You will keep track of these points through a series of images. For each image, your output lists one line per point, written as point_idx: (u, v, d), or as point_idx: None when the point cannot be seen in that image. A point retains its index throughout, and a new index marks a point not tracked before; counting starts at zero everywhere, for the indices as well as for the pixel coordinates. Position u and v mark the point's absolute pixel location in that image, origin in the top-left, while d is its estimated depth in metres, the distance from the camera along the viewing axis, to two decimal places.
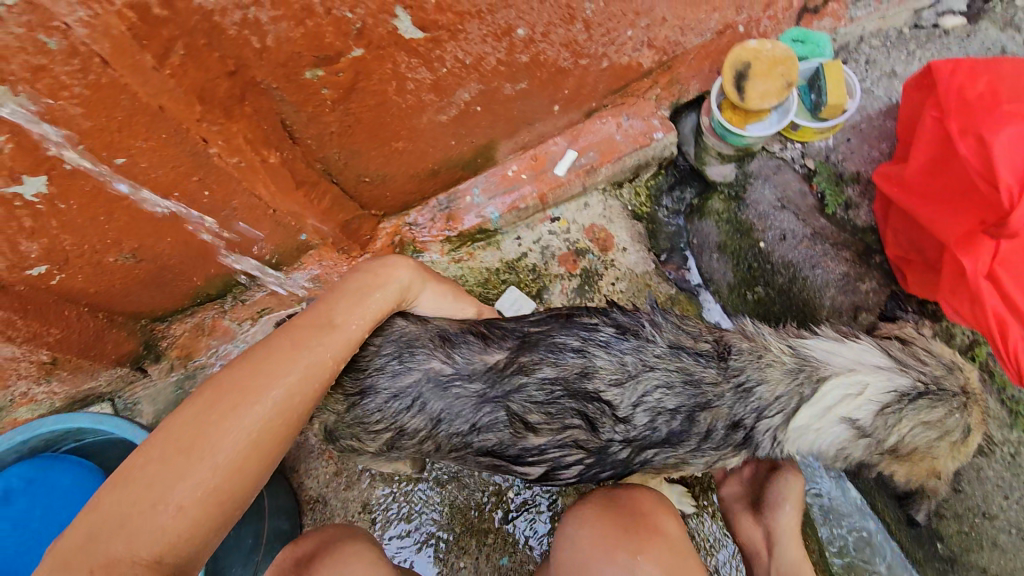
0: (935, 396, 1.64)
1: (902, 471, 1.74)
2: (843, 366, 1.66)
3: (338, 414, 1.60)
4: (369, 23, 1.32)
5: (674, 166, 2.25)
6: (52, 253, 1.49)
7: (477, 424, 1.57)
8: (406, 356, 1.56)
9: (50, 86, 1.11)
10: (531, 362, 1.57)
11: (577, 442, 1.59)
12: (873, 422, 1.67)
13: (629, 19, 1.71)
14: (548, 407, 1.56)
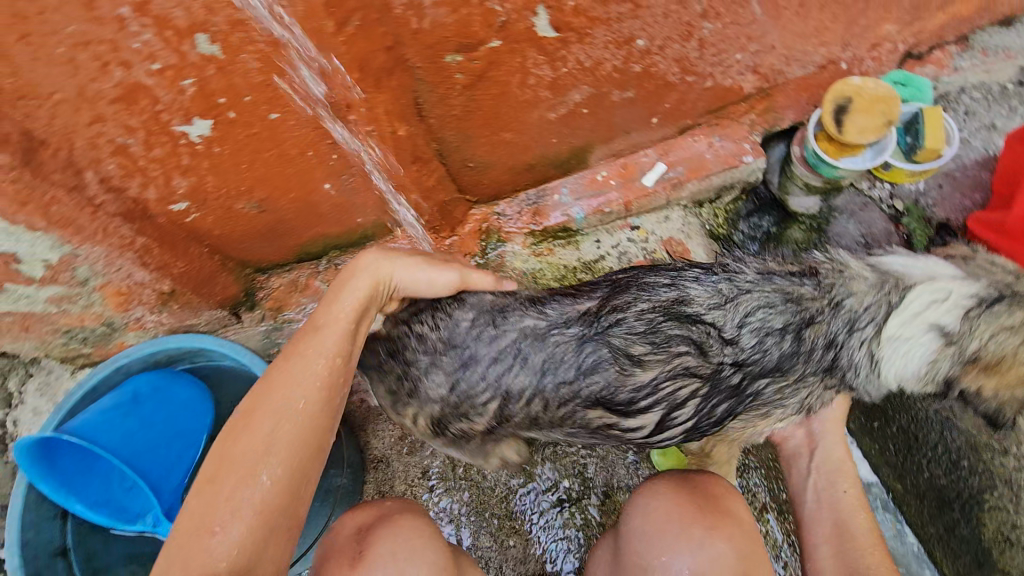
0: (1014, 300, 1.50)
1: (990, 386, 1.55)
2: (921, 274, 1.61)
3: (443, 393, 1.73)
4: (512, 18, 1.46)
5: (755, 192, 2.31)
6: (196, 193, 1.67)
7: (584, 370, 1.67)
8: (499, 319, 1.71)
9: (242, 40, 1.28)
10: (630, 300, 1.72)
11: (687, 369, 1.70)
12: (961, 323, 1.55)
13: (741, 43, 1.79)
14: (657, 344, 1.68)
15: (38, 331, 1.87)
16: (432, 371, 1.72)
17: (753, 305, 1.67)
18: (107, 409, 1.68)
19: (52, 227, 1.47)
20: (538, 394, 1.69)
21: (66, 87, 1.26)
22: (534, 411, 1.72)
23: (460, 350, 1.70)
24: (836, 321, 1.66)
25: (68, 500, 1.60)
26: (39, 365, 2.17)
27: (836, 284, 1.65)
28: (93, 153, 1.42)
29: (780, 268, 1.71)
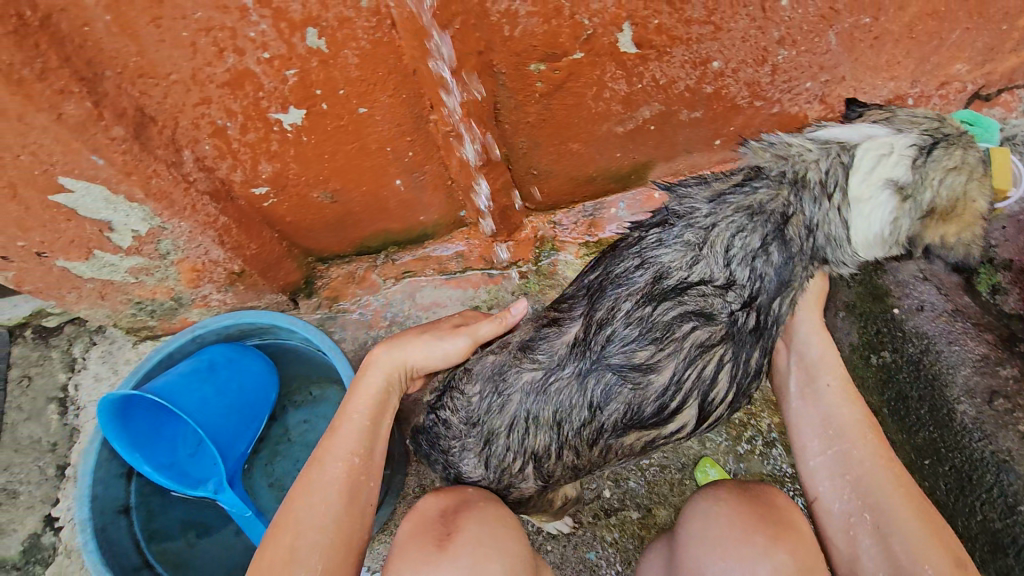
0: (948, 141, 1.54)
1: (954, 230, 1.61)
2: (859, 137, 1.57)
3: (486, 469, 1.78)
4: (598, 32, 1.52)
5: None
6: (277, 179, 1.75)
7: (602, 397, 1.62)
8: (501, 382, 1.73)
9: (347, 36, 1.36)
10: (606, 304, 1.66)
11: (700, 347, 1.62)
12: (919, 169, 1.54)
13: (812, 72, 1.81)
14: (661, 333, 1.60)
15: (112, 300, 1.96)
16: (473, 450, 1.77)
17: (734, 259, 1.58)
18: (184, 375, 1.77)
19: (148, 200, 1.56)
20: (562, 432, 1.68)
21: (182, 68, 1.35)
22: (562, 450, 1.70)
23: (478, 425, 1.75)
24: (825, 203, 1.60)
25: (137, 459, 1.68)
26: (104, 334, 2.29)
27: (796, 185, 1.58)
28: (194, 133, 1.51)
29: (733, 203, 1.61)
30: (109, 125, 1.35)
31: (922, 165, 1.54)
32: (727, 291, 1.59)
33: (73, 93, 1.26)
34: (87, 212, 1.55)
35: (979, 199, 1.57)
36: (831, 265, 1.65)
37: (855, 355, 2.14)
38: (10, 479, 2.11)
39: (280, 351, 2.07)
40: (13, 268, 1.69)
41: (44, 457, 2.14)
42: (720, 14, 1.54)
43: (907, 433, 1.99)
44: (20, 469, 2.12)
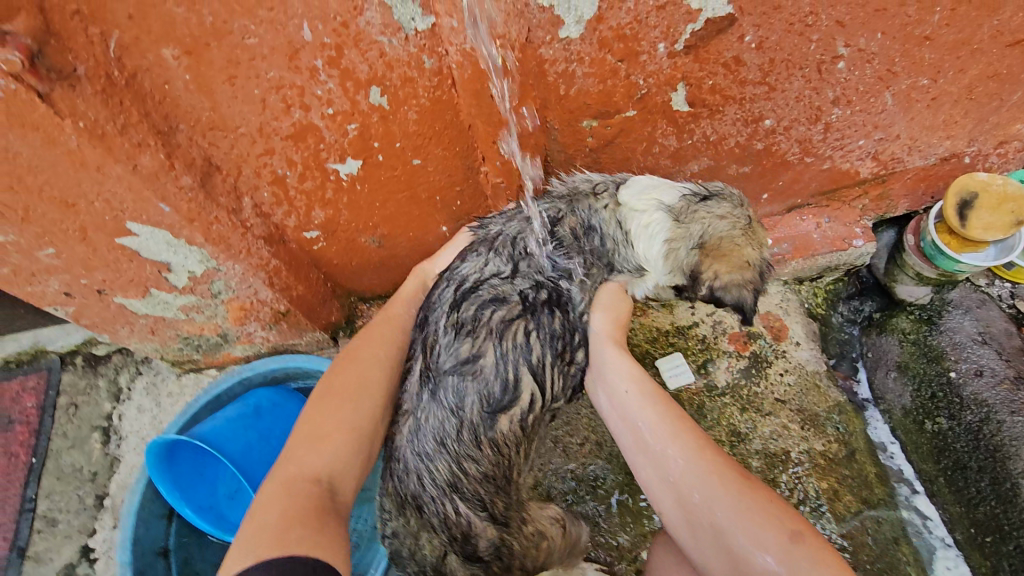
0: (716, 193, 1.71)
1: (724, 270, 1.69)
2: (638, 185, 1.75)
3: (433, 532, 1.55)
4: (652, 91, 1.54)
5: (858, 276, 2.31)
6: (329, 224, 1.79)
7: (453, 410, 1.54)
8: (393, 445, 1.59)
9: (408, 93, 1.40)
10: (431, 334, 1.63)
11: (522, 312, 1.62)
12: (694, 205, 1.69)
13: (866, 130, 1.79)
14: (467, 329, 1.58)
15: (162, 335, 2.01)
16: (413, 512, 1.56)
17: (519, 243, 1.68)
18: (230, 419, 1.81)
19: (207, 243, 1.60)
20: (451, 449, 1.55)
21: (250, 122, 1.41)
22: (460, 467, 1.55)
23: (406, 500, 1.57)
24: (632, 226, 1.75)
25: (181, 502, 1.70)
26: (150, 364, 2.34)
27: (579, 202, 1.74)
28: (255, 180, 1.56)
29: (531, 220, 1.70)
30: (178, 174, 1.40)
31: (709, 207, 1.67)
32: (524, 274, 1.65)
33: (150, 145, 1.32)
34: (148, 254, 1.60)
35: (749, 246, 1.66)
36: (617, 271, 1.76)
37: (908, 418, 2.05)
38: (50, 506, 2.15)
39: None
40: (74, 303, 1.75)
41: (85, 486, 2.17)
42: (775, 76, 1.55)
43: (966, 506, 1.87)
44: (60, 497, 2.16)
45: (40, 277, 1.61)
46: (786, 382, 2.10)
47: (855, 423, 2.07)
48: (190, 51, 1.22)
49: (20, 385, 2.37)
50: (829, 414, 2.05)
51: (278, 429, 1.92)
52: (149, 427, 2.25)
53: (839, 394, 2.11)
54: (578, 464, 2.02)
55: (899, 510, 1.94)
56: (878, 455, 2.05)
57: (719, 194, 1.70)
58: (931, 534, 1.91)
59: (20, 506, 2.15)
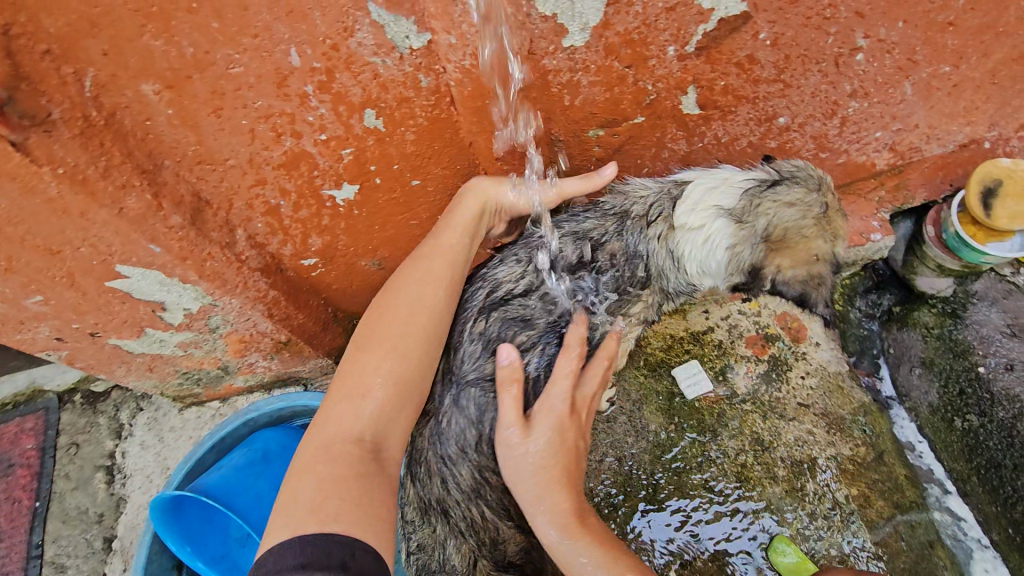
0: (788, 178, 1.64)
1: (787, 262, 1.70)
2: (700, 180, 1.74)
3: (461, 536, 1.70)
4: (662, 96, 1.46)
5: (874, 268, 2.21)
6: (327, 250, 1.71)
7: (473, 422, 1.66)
8: (421, 449, 1.75)
9: (405, 114, 1.32)
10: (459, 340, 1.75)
11: (545, 326, 1.75)
12: (756, 198, 1.66)
13: (884, 122, 1.71)
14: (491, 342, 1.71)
15: (160, 372, 1.93)
16: (441, 520, 1.72)
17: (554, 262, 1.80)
18: (237, 468, 1.74)
19: (201, 280, 1.52)
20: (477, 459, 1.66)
21: (240, 153, 1.33)
22: (486, 474, 1.66)
23: (431, 505, 1.73)
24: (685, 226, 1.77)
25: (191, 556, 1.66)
26: (150, 400, 2.27)
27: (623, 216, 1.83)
28: (247, 212, 1.48)
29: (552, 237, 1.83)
30: (167, 214, 1.32)
31: (773, 203, 1.64)
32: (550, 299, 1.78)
33: (135, 187, 1.23)
34: (141, 295, 1.52)
35: (818, 238, 1.62)
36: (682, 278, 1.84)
37: (936, 416, 2.00)
38: (57, 552, 2.09)
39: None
40: (67, 347, 1.68)
41: (91, 529, 2.11)
42: (791, 72, 1.46)
43: (1003, 506, 1.82)
44: (67, 542, 2.10)
45: (28, 325, 1.53)
46: (808, 384, 2.04)
47: (881, 423, 2.01)
48: (172, 85, 1.13)
49: (19, 427, 2.30)
50: (855, 416, 1.99)
51: (288, 472, 1.84)
52: (154, 464, 2.18)
53: (862, 394, 2.04)
54: (595, 483, 2.02)
55: (932, 512, 1.90)
56: (907, 455, 2.00)
57: (791, 179, 1.64)
58: (967, 536, 1.87)
59: (26, 553, 2.10)
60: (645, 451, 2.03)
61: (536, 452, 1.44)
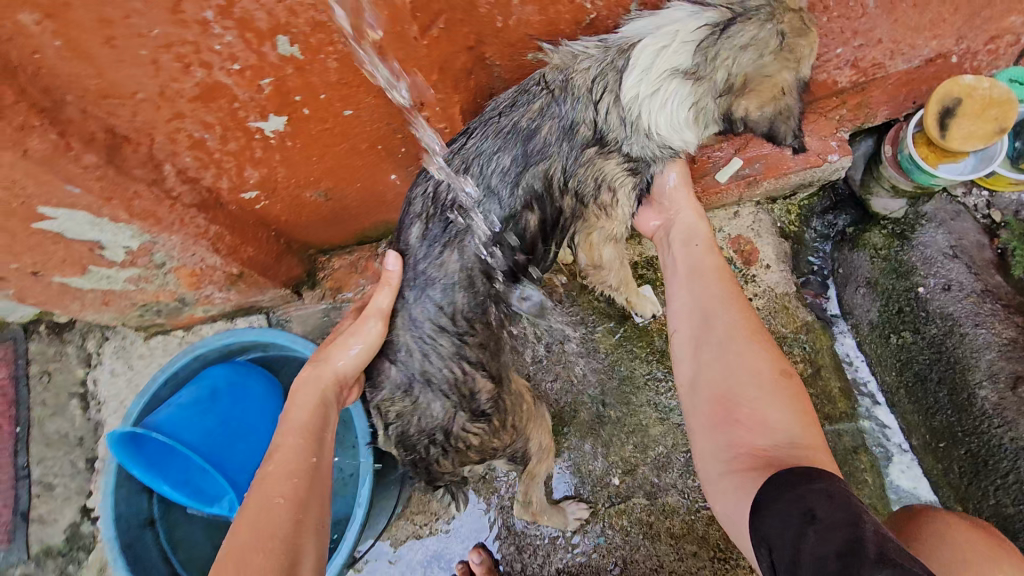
0: (743, 16, 1.42)
1: (753, 107, 1.57)
2: (648, 31, 1.48)
3: (444, 397, 1.62)
4: (602, 14, 1.43)
5: (833, 188, 2.19)
6: (265, 182, 1.67)
7: (444, 284, 1.60)
8: (411, 389, 1.63)
9: (320, 41, 1.23)
10: (417, 211, 1.62)
11: (454, 239, 1.60)
12: (714, 47, 1.47)
13: (844, 37, 1.63)
14: (442, 209, 1.59)
15: (117, 305, 1.96)
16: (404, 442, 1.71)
17: (485, 129, 1.57)
18: (186, 404, 1.62)
19: (134, 219, 1.50)
20: (453, 329, 1.61)
21: (148, 86, 1.24)
22: (464, 352, 1.63)
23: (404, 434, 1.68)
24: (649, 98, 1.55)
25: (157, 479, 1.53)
26: (117, 329, 2.31)
27: (565, 88, 1.54)
28: (171, 147, 1.42)
29: (502, 105, 1.56)
30: (79, 153, 1.27)
31: (732, 50, 1.46)
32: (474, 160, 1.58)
33: (36, 127, 1.18)
34: (74, 234, 1.50)
35: (782, 72, 1.49)
36: (643, 162, 1.69)
37: (875, 332, 2.06)
38: (44, 472, 2.20)
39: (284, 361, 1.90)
40: (11, 286, 1.68)
41: (74, 450, 2.23)
42: None
43: (924, 415, 1.94)
44: (53, 462, 2.21)
45: None
46: (755, 306, 2.11)
47: (822, 340, 2.10)
48: (52, 13, 1.04)
49: None
50: (796, 334, 2.08)
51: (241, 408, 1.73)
52: (127, 390, 2.26)
53: (806, 314, 2.12)
54: (552, 401, 2.10)
55: (859, 421, 2.03)
56: (844, 369, 2.11)
57: (743, 13, 1.43)
58: (889, 441, 2.02)
59: (15, 474, 2.22)
60: (595, 370, 2.10)
61: (684, 196, 1.76)
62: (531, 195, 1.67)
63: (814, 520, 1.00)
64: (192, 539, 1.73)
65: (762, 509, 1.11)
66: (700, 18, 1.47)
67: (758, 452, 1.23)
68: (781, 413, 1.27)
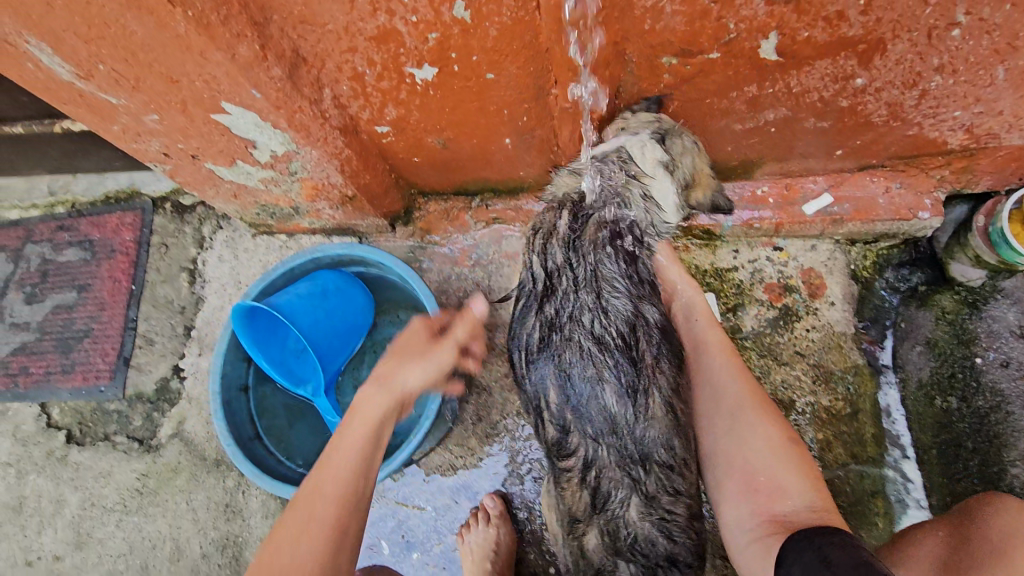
0: (665, 131, 1.82)
1: (699, 195, 2.01)
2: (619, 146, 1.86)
3: (672, 493, 1.84)
4: (742, 36, 1.46)
5: (914, 245, 2.23)
6: (399, 121, 1.87)
7: (632, 399, 1.81)
8: (627, 498, 1.82)
9: (489, 11, 1.40)
10: (597, 372, 1.83)
11: (620, 364, 1.84)
12: (667, 152, 1.83)
13: (966, 102, 1.66)
14: (626, 353, 1.85)
15: (243, 200, 2.23)
16: (630, 549, 1.85)
17: (575, 247, 1.96)
18: (302, 294, 1.83)
19: (289, 129, 1.73)
20: (654, 425, 1.82)
21: (337, 20, 1.44)
22: (694, 509, 1.87)
23: (633, 542, 1.84)
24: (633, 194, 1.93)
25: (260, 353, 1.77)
26: (229, 221, 2.61)
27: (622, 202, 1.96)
28: (335, 75, 1.63)
29: (593, 233, 1.97)
30: (270, 65, 1.49)
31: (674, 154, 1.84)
32: (601, 287, 1.93)
33: (247, 37, 1.39)
34: (238, 131, 1.75)
35: (704, 165, 1.95)
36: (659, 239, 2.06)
37: (921, 391, 2.11)
38: (149, 328, 2.54)
39: (381, 282, 2.09)
40: (170, 163, 1.95)
41: (175, 317, 2.54)
42: (877, 36, 1.44)
43: (948, 478, 2.01)
44: (156, 322, 2.54)
45: (143, 138, 1.79)
46: (810, 338, 2.20)
47: (867, 385, 2.16)
48: None
49: (120, 220, 2.73)
50: (844, 373, 2.16)
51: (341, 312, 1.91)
52: (228, 275, 2.55)
53: (858, 356, 2.19)
54: None
55: (884, 469, 2.09)
56: (881, 418, 2.14)
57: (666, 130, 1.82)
58: (908, 495, 2.06)
59: (124, 323, 2.57)
60: None
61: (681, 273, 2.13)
62: (633, 293, 1.97)
63: (829, 565, 1.23)
64: (274, 408, 1.97)
65: (784, 564, 1.35)
66: (644, 132, 1.81)
67: (780, 520, 1.54)
68: (790, 476, 1.63)
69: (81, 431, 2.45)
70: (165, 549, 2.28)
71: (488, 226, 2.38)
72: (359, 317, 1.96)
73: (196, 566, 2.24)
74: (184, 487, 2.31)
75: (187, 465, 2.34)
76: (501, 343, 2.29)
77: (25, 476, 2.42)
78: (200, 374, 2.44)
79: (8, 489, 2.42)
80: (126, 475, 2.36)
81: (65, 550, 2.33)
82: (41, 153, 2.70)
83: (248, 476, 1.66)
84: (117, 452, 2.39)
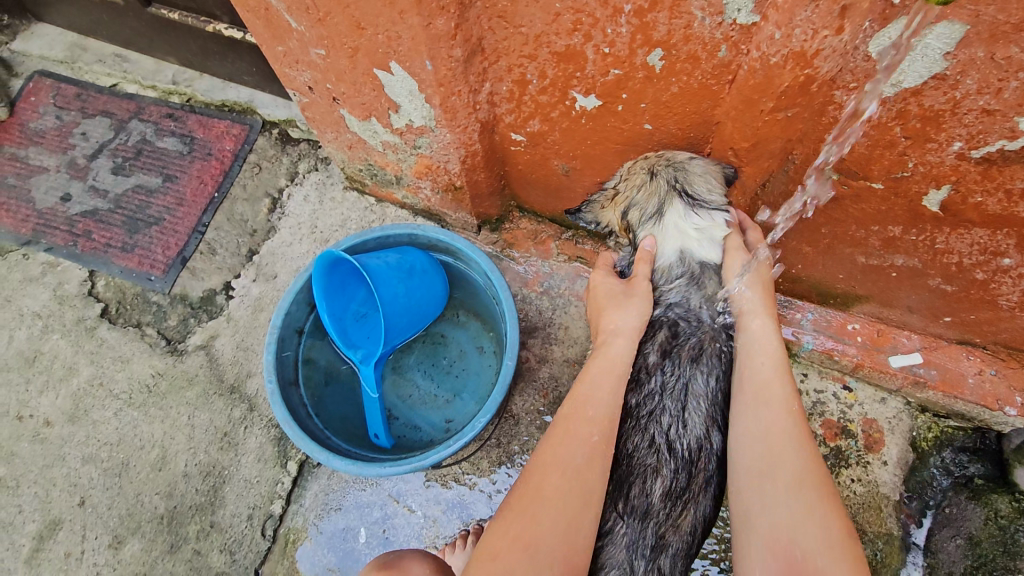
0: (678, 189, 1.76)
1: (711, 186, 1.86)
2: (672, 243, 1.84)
3: None
4: (914, 179, 1.44)
5: (982, 435, 2.06)
6: (536, 137, 1.88)
7: (676, 501, 1.66)
8: None
9: (681, 69, 1.42)
10: (653, 464, 1.68)
11: (679, 467, 1.68)
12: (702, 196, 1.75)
13: None
14: (686, 466, 1.68)
15: (354, 153, 2.24)
16: None
17: (673, 355, 1.81)
18: (390, 264, 1.88)
19: (437, 107, 1.74)
20: (677, 538, 1.65)
21: (534, 27, 1.45)
22: None
23: None
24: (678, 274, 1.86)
25: (325, 306, 1.82)
26: (327, 167, 2.64)
27: None
28: (503, 73, 1.64)
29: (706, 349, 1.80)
30: (454, 45, 1.50)
31: (699, 198, 1.75)
32: (690, 400, 1.75)
33: (449, 12, 1.40)
34: (390, 91, 1.76)
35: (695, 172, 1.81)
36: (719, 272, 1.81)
37: None
38: (215, 237, 2.56)
39: (458, 279, 2.10)
40: (309, 98, 1.98)
41: (244, 237, 2.55)
42: None
43: None
44: (224, 235, 2.56)
45: (298, 67, 1.82)
46: (852, 490, 2.09)
47: (892, 558, 2.01)
48: None
49: (226, 128, 2.77)
50: (874, 537, 2.04)
51: (416, 295, 1.93)
52: (307, 216, 2.55)
53: (891, 524, 2.05)
54: None
55: None
56: None
57: (682, 187, 1.76)
58: None
59: (194, 226, 2.59)
60: None
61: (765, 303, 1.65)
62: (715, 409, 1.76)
63: None
64: (317, 360, 2.01)
65: None
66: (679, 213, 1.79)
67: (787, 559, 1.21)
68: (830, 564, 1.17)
69: (117, 310, 2.46)
70: (150, 455, 2.24)
71: (571, 261, 2.33)
72: (430, 305, 1.98)
73: (173, 483, 2.20)
74: (191, 402, 2.29)
75: (203, 381, 2.31)
76: (542, 378, 2.21)
77: (49, 333, 2.42)
78: (245, 300, 2.43)
79: (29, 339, 2.42)
80: (142, 368, 2.35)
81: (58, 418, 2.31)
82: (182, 42, 2.78)
83: (279, 419, 1.68)
84: (142, 343, 2.39)
